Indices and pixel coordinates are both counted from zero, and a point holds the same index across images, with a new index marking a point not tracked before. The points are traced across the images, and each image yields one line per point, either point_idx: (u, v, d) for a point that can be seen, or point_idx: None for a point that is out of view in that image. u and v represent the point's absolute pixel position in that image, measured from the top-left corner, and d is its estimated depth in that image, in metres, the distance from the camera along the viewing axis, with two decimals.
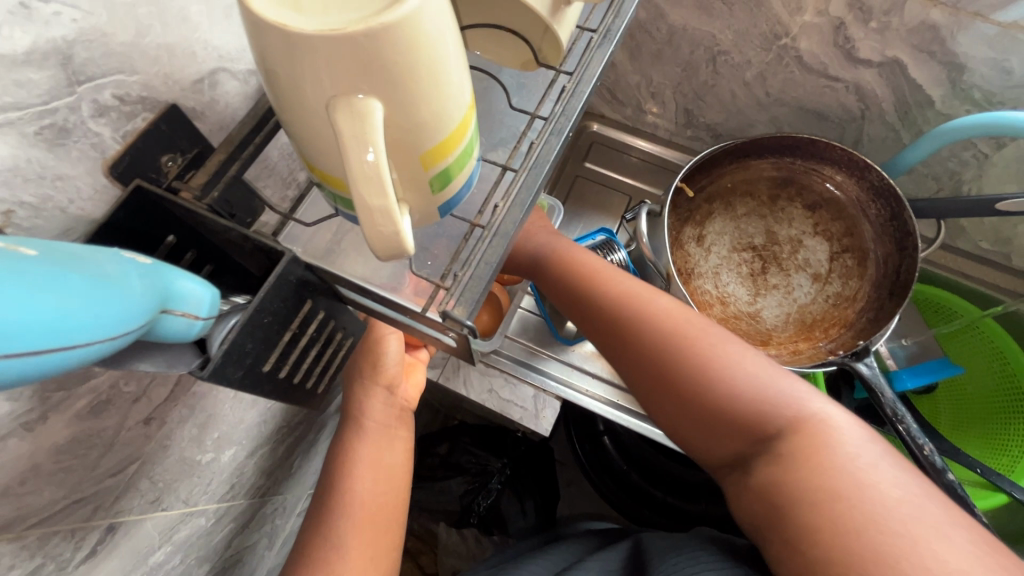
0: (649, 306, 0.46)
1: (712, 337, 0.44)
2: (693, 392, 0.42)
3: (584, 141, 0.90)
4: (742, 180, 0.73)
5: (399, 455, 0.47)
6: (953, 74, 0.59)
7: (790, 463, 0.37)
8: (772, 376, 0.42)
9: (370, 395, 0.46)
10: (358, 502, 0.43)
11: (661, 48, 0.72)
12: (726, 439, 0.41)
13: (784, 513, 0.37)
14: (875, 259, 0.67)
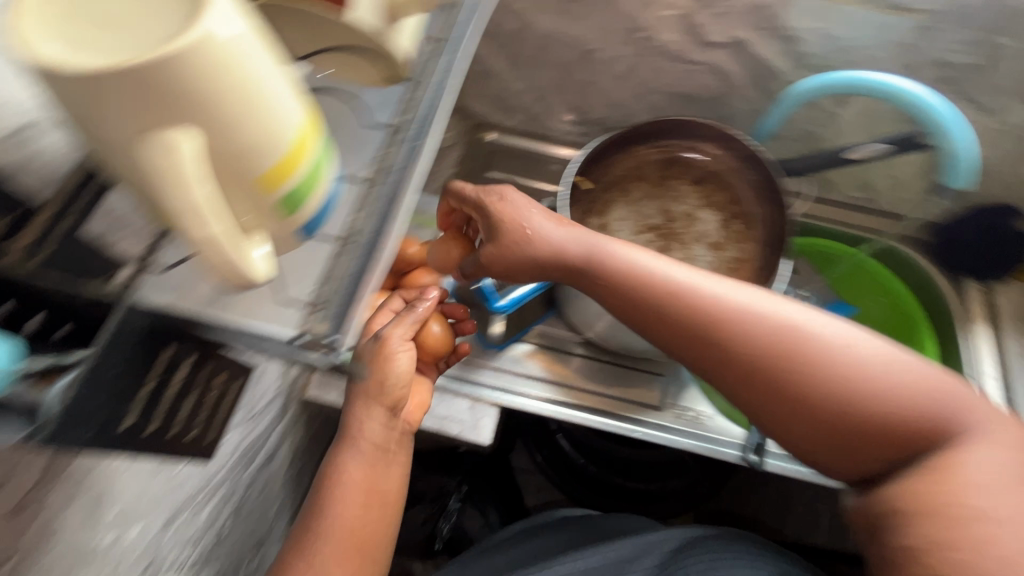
0: (762, 328, 0.44)
1: (832, 347, 0.43)
2: (795, 397, 0.43)
3: (485, 153, 0.90)
4: (631, 166, 0.77)
5: (391, 485, 0.47)
6: (790, 46, 0.66)
7: (940, 477, 0.40)
8: (910, 385, 0.42)
9: (365, 415, 0.45)
10: (332, 530, 0.43)
11: (535, 53, 0.76)
12: (884, 447, 0.42)
13: (921, 524, 0.39)
14: (759, 219, 0.72)
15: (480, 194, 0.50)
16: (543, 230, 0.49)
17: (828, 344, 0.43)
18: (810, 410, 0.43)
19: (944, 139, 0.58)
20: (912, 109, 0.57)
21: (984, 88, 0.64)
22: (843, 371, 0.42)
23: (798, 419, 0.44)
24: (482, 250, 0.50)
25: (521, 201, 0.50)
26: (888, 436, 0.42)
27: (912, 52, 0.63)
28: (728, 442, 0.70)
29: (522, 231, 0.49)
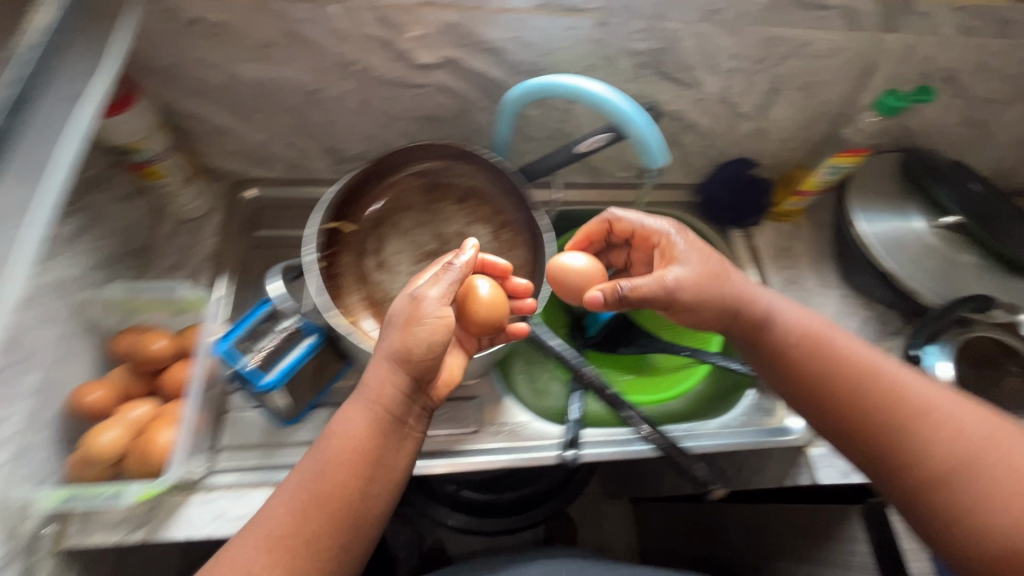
0: (895, 388, 0.53)
1: (921, 396, 0.52)
2: (908, 403, 0.52)
3: (250, 211, 0.84)
4: (396, 197, 0.76)
5: (383, 456, 0.51)
6: (497, 57, 0.67)
7: (962, 447, 0.48)
8: (971, 439, 0.48)
9: (376, 375, 0.51)
10: (267, 523, 0.48)
11: (259, 102, 0.71)
12: (919, 474, 0.49)
13: (931, 500, 0.48)
14: (522, 225, 0.73)
15: (661, 223, 0.64)
16: (696, 263, 0.61)
17: (874, 364, 0.55)
18: (918, 416, 0.51)
19: (630, 128, 0.62)
20: (596, 105, 0.62)
21: (675, 66, 0.70)
22: (937, 404, 0.51)
23: (887, 433, 0.52)
24: (684, 270, 0.60)
25: (677, 238, 0.63)
26: (964, 462, 0.48)
27: (602, 45, 0.67)
28: (548, 443, 0.74)
29: (685, 267, 0.60)
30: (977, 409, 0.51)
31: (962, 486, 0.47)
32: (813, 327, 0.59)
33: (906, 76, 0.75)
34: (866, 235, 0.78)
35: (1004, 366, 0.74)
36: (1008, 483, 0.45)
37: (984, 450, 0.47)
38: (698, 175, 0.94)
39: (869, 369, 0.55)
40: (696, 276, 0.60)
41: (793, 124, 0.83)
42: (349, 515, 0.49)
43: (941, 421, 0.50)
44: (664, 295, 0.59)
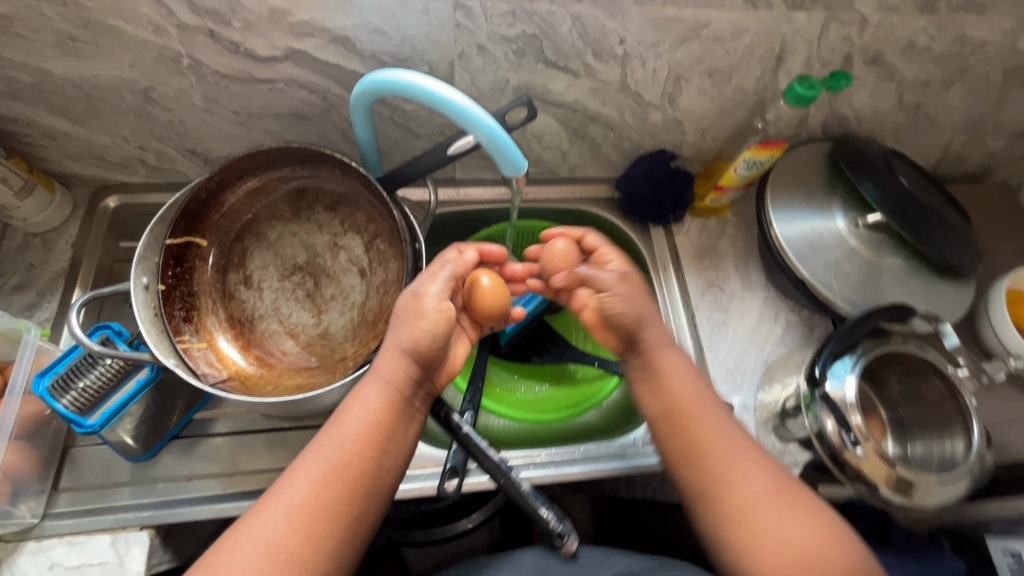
0: (731, 454, 0.55)
1: (747, 467, 0.54)
2: (723, 465, 0.54)
3: (110, 221, 0.76)
4: (256, 204, 0.68)
5: (390, 434, 0.53)
6: (348, 47, 0.59)
7: (786, 526, 0.51)
8: (797, 518, 0.51)
9: (389, 358, 0.54)
10: (290, 495, 0.49)
11: (90, 103, 0.63)
12: (755, 540, 0.51)
13: (768, 565, 0.50)
14: (393, 237, 0.66)
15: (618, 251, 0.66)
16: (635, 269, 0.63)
17: (706, 421, 0.56)
18: (724, 473, 0.54)
19: (471, 129, 0.52)
20: (430, 104, 0.52)
21: (557, 52, 0.63)
22: (747, 452, 0.55)
23: (696, 484, 0.54)
24: (626, 271, 0.62)
25: (621, 256, 0.66)
26: (754, 506, 0.52)
27: (467, 31, 0.59)
28: (432, 472, 0.67)
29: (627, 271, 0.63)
30: (762, 452, 0.56)
31: (756, 531, 0.51)
32: (682, 380, 0.58)
33: (824, 59, 0.67)
34: (778, 237, 0.72)
35: (926, 380, 0.67)
36: (784, 527, 0.51)
37: (771, 495, 0.52)
38: (616, 169, 0.85)
39: (697, 425, 0.56)
40: (636, 280, 0.62)
41: (710, 114, 0.74)
42: (367, 482, 0.50)
43: (740, 481, 0.53)
44: (600, 279, 0.61)
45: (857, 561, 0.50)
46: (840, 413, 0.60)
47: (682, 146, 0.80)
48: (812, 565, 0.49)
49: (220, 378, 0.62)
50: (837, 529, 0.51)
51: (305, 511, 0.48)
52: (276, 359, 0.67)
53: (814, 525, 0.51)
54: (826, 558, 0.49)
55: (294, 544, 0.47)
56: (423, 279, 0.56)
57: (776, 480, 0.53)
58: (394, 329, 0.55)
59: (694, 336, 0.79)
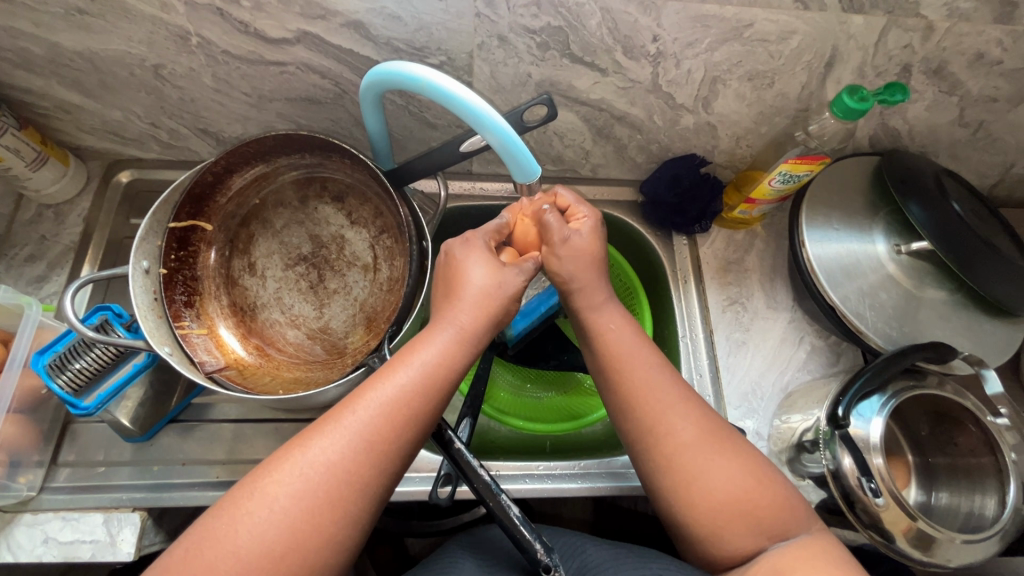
0: (666, 416, 0.50)
1: (678, 428, 0.50)
2: (652, 410, 0.51)
3: (122, 196, 0.75)
4: (266, 192, 0.67)
5: (457, 383, 0.51)
6: (363, 32, 0.56)
7: (735, 492, 0.48)
8: (742, 480, 0.48)
9: (472, 313, 0.52)
10: (361, 424, 0.46)
11: (101, 77, 0.62)
12: (704, 507, 0.48)
13: (721, 531, 0.48)
14: (399, 234, 0.65)
15: (592, 208, 0.60)
16: (589, 234, 0.58)
17: (641, 371, 0.53)
18: (653, 421, 0.51)
19: (482, 131, 0.49)
20: (439, 100, 0.49)
21: (585, 47, 0.58)
22: (676, 401, 0.51)
23: (633, 431, 0.52)
24: (575, 236, 0.57)
25: (591, 215, 0.60)
26: (684, 453, 0.49)
27: (488, 20, 0.55)
28: (427, 478, 0.66)
29: (579, 234, 0.58)
30: (695, 401, 0.52)
31: (684, 475, 0.49)
32: (616, 333, 0.55)
33: (880, 68, 0.61)
34: (810, 257, 0.67)
35: (960, 426, 0.62)
36: (717, 471, 0.48)
37: (700, 442, 0.49)
38: (641, 172, 0.80)
39: (630, 368, 0.53)
40: (584, 245, 0.57)
41: (747, 120, 0.69)
42: (430, 428, 0.49)
43: (670, 428, 0.50)
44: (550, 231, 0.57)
45: (796, 505, 0.48)
46: (861, 454, 0.56)
47: (714, 151, 0.75)
48: (741, 510, 0.47)
49: (217, 367, 0.60)
50: (773, 476, 0.49)
51: (368, 445, 0.45)
52: (275, 350, 0.65)
53: (747, 473, 0.49)
54: (756, 503, 0.47)
55: (364, 475, 0.45)
56: (469, 267, 0.54)
57: (706, 425, 0.50)
58: (477, 290, 0.53)
59: (710, 356, 0.75)
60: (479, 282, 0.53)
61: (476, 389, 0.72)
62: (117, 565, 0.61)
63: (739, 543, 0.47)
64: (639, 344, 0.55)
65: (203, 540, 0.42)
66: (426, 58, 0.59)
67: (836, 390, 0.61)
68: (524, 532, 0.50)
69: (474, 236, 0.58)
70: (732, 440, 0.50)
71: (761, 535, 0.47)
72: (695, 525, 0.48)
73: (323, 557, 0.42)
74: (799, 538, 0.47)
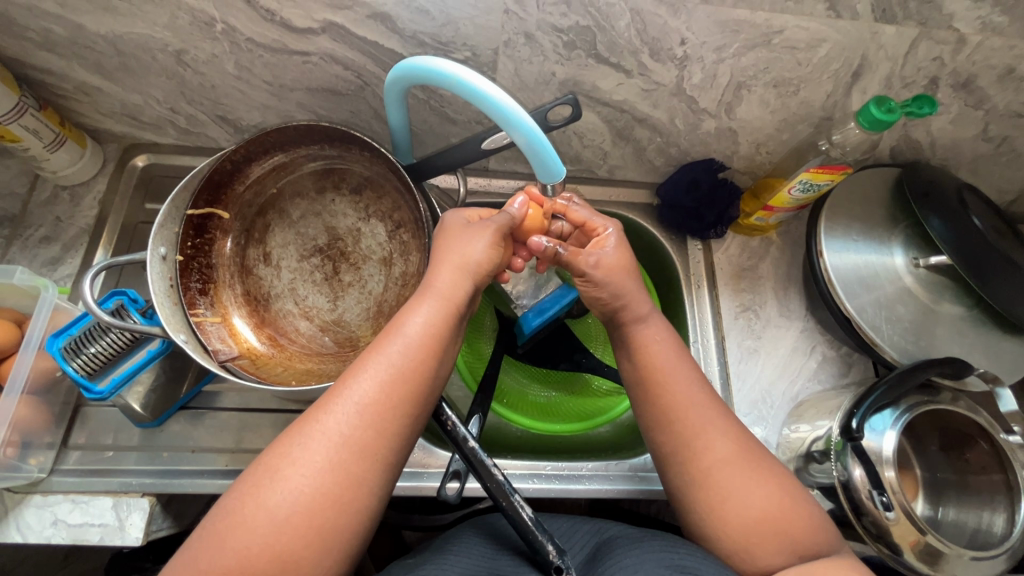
0: (708, 435, 0.51)
1: (718, 446, 0.50)
2: (691, 428, 0.51)
3: (139, 180, 0.75)
4: (285, 181, 0.67)
5: (448, 346, 0.51)
6: (390, 24, 0.55)
7: (769, 510, 0.48)
8: (777, 500, 0.48)
9: (450, 273, 0.52)
10: (355, 391, 0.46)
11: (124, 61, 0.61)
12: (741, 523, 0.48)
13: (755, 547, 0.47)
14: (417, 229, 0.65)
15: (612, 221, 0.60)
16: (615, 251, 0.57)
17: (683, 388, 0.53)
18: (693, 436, 0.51)
19: (508, 128, 0.48)
20: (466, 97, 0.48)
21: (611, 48, 0.58)
22: (717, 419, 0.52)
23: (667, 445, 0.52)
24: (604, 254, 0.56)
25: (614, 229, 0.59)
26: (722, 470, 0.49)
27: (516, 17, 0.54)
28: (434, 473, 0.66)
29: (606, 252, 0.57)
30: (733, 420, 0.52)
31: (720, 491, 0.49)
32: (659, 347, 0.55)
33: (908, 79, 0.60)
34: (827, 266, 0.67)
35: (971, 443, 0.62)
36: (751, 487, 0.49)
37: (740, 458, 0.50)
38: (659, 174, 0.79)
39: (672, 386, 0.53)
40: (614, 262, 0.56)
41: (769, 127, 0.69)
42: (427, 390, 0.48)
43: (709, 443, 0.50)
44: (574, 262, 0.56)
45: (827, 529, 0.49)
46: (873, 466, 0.56)
47: (733, 157, 0.75)
48: (776, 526, 0.47)
49: (231, 356, 0.60)
50: (806, 499, 0.50)
51: (364, 411, 0.45)
52: (287, 341, 0.65)
53: (781, 492, 0.49)
54: (790, 521, 0.48)
55: (364, 438, 0.44)
56: (451, 236, 0.55)
57: (745, 445, 0.51)
58: (456, 253, 0.53)
59: (721, 362, 0.74)
60: (462, 247, 0.53)
61: (486, 386, 0.73)
62: (125, 548, 0.61)
63: (771, 559, 0.47)
64: (688, 360, 0.55)
65: (217, 518, 0.42)
66: (451, 53, 0.59)
67: (848, 402, 0.61)
68: (537, 533, 0.50)
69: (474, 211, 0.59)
70: (757, 458, 0.50)
71: (792, 552, 0.47)
72: (728, 541, 0.48)
73: (333, 521, 0.42)
74: (829, 555, 0.47)
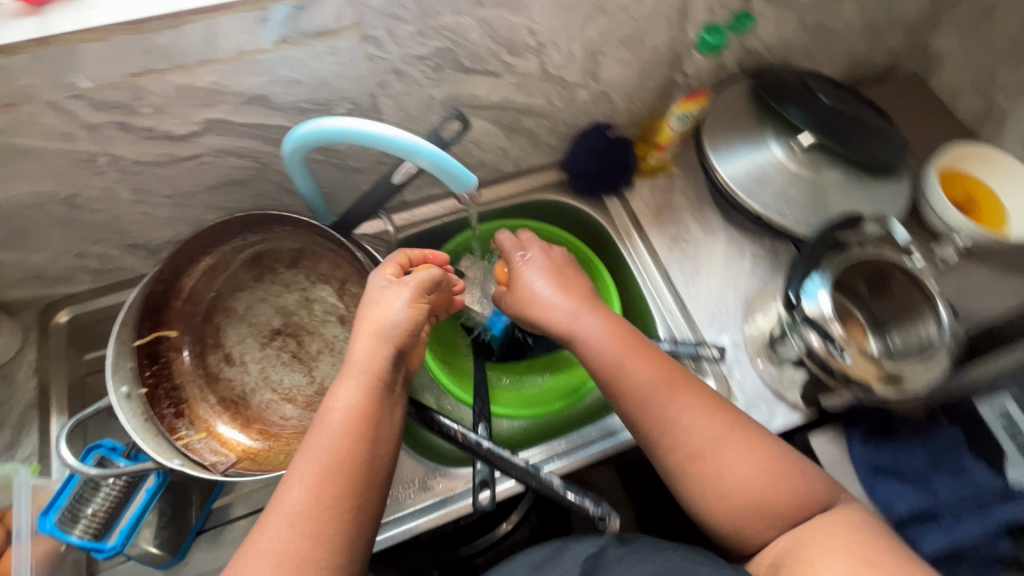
0: (665, 410, 0.56)
1: (684, 422, 0.55)
2: (660, 407, 0.56)
3: (69, 335, 0.73)
4: (220, 281, 0.67)
5: (381, 426, 0.52)
6: (268, 103, 0.58)
7: (747, 484, 0.53)
8: (759, 475, 0.53)
9: (369, 348, 0.53)
10: (298, 481, 0.48)
11: (15, 225, 0.61)
12: (733, 505, 0.53)
13: (747, 523, 0.53)
14: (361, 278, 0.67)
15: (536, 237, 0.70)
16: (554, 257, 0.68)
17: (642, 370, 0.58)
18: (662, 417, 0.56)
19: (413, 158, 0.52)
20: (364, 144, 0.52)
21: (474, 58, 0.63)
22: (688, 399, 0.57)
23: (642, 424, 0.57)
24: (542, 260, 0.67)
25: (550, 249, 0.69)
26: (697, 447, 0.55)
27: (380, 60, 0.59)
28: (462, 491, 0.68)
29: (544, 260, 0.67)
30: (703, 394, 0.57)
31: (706, 468, 0.54)
32: (616, 340, 0.60)
33: (724, 3, 0.69)
34: (724, 180, 0.75)
35: (891, 276, 0.71)
36: (733, 462, 0.54)
37: (713, 436, 0.55)
38: (558, 153, 0.86)
39: (629, 371, 0.58)
40: (554, 266, 0.67)
41: (633, 79, 0.76)
42: (367, 476, 0.49)
43: (684, 426, 0.55)
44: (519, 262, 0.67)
45: (819, 490, 0.54)
46: (823, 329, 0.63)
47: (614, 115, 0.82)
48: (761, 495, 0.53)
49: (231, 463, 0.60)
50: (795, 462, 0.55)
51: (311, 499, 0.47)
52: (281, 427, 0.65)
53: (761, 462, 0.54)
54: (773, 487, 0.53)
55: (299, 548, 0.45)
56: (377, 299, 0.56)
57: (718, 419, 0.56)
58: (371, 319, 0.55)
59: (673, 292, 0.81)
60: (386, 313, 0.54)
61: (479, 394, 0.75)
62: None
63: (759, 528, 0.53)
64: (651, 346, 0.60)
65: None
66: (333, 110, 0.62)
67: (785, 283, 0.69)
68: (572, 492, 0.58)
69: (383, 263, 0.60)
70: (733, 434, 0.55)
71: (778, 521, 0.53)
72: (720, 517, 0.54)
73: None
74: (832, 513, 0.52)
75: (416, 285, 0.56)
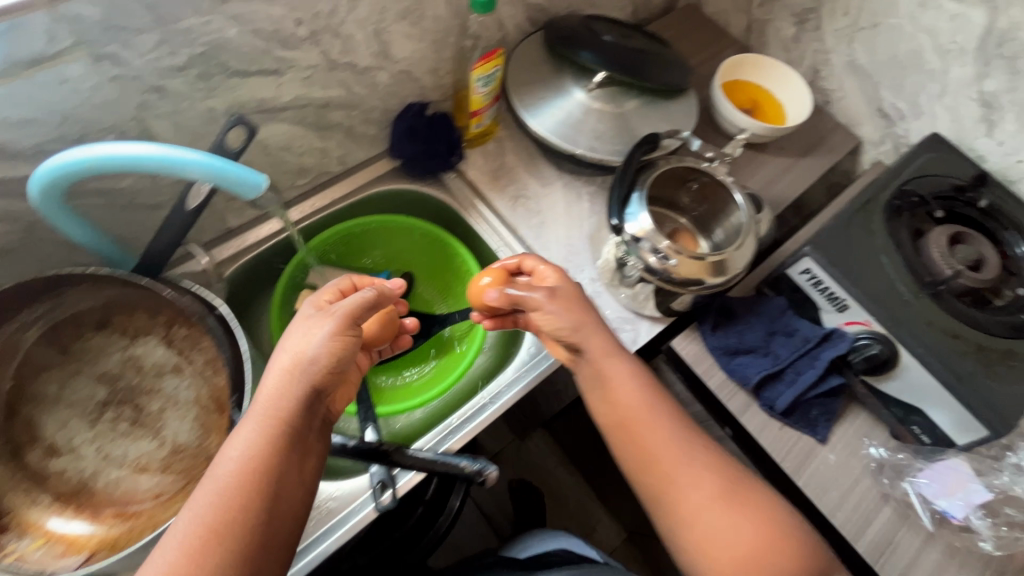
0: (654, 454, 0.58)
1: (682, 468, 0.57)
2: (658, 453, 0.58)
3: None
4: (15, 367, 0.58)
5: (284, 480, 0.47)
6: (4, 153, 0.50)
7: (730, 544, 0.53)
8: (753, 542, 0.53)
9: (275, 386, 0.49)
10: (174, 539, 0.43)
11: None
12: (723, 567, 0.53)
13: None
14: (187, 316, 0.61)
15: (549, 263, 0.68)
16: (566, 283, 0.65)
17: (646, 417, 0.60)
18: (661, 467, 0.58)
19: (185, 172, 0.50)
20: (127, 168, 0.49)
21: (244, 60, 0.59)
22: (701, 462, 0.58)
23: (645, 469, 0.59)
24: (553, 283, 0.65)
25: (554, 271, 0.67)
26: (697, 504, 0.56)
27: (130, 79, 0.53)
28: (362, 499, 0.65)
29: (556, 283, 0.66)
30: (713, 453, 0.59)
31: (700, 525, 0.55)
32: (625, 390, 0.61)
33: None
34: (541, 133, 0.79)
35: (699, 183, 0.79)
36: (728, 528, 0.54)
37: (713, 496, 0.55)
38: (382, 141, 0.85)
39: (638, 424, 0.60)
40: (566, 294, 0.64)
41: (429, 53, 0.76)
42: (256, 533, 0.44)
43: (684, 483, 0.57)
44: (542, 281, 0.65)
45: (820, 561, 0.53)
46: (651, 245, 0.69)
47: (425, 92, 0.82)
48: (754, 560, 0.52)
49: (82, 561, 0.53)
50: (795, 533, 0.54)
51: (182, 563, 0.41)
52: (137, 504, 0.57)
53: (759, 528, 0.53)
54: (769, 555, 0.52)
55: None
56: (294, 333, 0.53)
57: (725, 480, 0.56)
58: (285, 352, 0.51)
59: (524, 246, 0.84)
60: (297, 346, 0.51)
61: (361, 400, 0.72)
62: None
63: None
64: (661, 396, 0.62)
65: None
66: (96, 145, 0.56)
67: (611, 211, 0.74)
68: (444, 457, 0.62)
69: (323, 288, 0.62)
70: (732, 494, 0.55)
71: None
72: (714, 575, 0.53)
73: None
74: None
75: (339, 319, 0.53)
